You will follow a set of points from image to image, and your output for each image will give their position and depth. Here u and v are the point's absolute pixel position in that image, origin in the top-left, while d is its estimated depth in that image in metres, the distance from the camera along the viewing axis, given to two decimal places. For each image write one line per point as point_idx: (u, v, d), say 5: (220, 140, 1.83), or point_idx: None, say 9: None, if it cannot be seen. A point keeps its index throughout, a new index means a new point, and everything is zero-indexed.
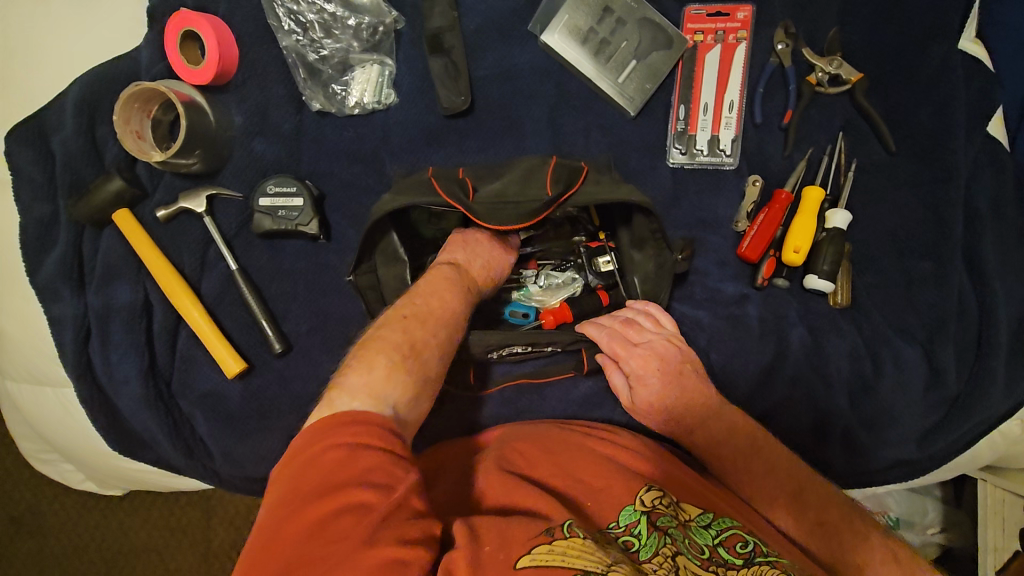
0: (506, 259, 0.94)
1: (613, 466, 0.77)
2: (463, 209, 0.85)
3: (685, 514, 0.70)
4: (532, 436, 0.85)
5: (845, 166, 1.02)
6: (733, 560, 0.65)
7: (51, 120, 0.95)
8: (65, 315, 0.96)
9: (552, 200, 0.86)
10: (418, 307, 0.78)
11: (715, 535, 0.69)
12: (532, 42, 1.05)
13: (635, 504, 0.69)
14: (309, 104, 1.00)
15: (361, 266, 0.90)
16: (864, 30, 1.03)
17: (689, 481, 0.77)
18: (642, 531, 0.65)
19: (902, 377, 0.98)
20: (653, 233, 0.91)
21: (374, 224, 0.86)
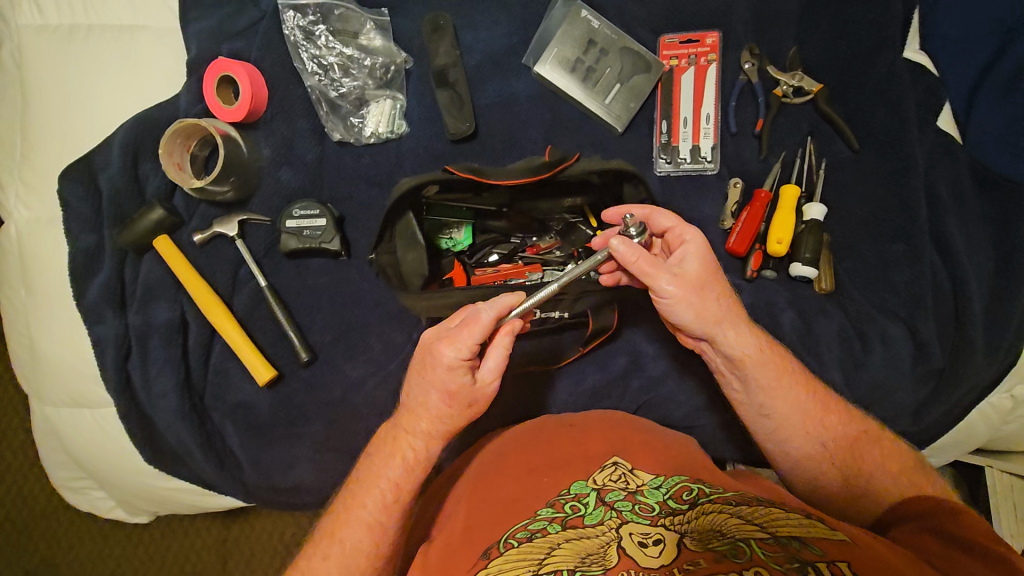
0: (486, 389, 0.78)
1: (547, 469, 0.77)
2: (477, 179, 0.98)
3: (636, 480, 0.72)
4: (500, 443, 0.86)
5: (816, 166, 1.13)
6: (680, 507, 0.67)
7: (98, 159, 1.06)
8: (108, 335, 1.03)
9: (550, 169, 1.00)
10: (346, 500, 0.81)
11: (665, 490, 0.70)
12: (526, 73, 1.17)
13: (587, 480, 0.72)
14: (331, 135, 1.12)
15: (381, 245, 0.98)
16: (820, 48, 1.16)
17: (648, 450, 0.79)
18: (589, 503, 0.69)
19: (890, 352, 1.04)
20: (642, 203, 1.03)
21: (398, 198, 0.97)
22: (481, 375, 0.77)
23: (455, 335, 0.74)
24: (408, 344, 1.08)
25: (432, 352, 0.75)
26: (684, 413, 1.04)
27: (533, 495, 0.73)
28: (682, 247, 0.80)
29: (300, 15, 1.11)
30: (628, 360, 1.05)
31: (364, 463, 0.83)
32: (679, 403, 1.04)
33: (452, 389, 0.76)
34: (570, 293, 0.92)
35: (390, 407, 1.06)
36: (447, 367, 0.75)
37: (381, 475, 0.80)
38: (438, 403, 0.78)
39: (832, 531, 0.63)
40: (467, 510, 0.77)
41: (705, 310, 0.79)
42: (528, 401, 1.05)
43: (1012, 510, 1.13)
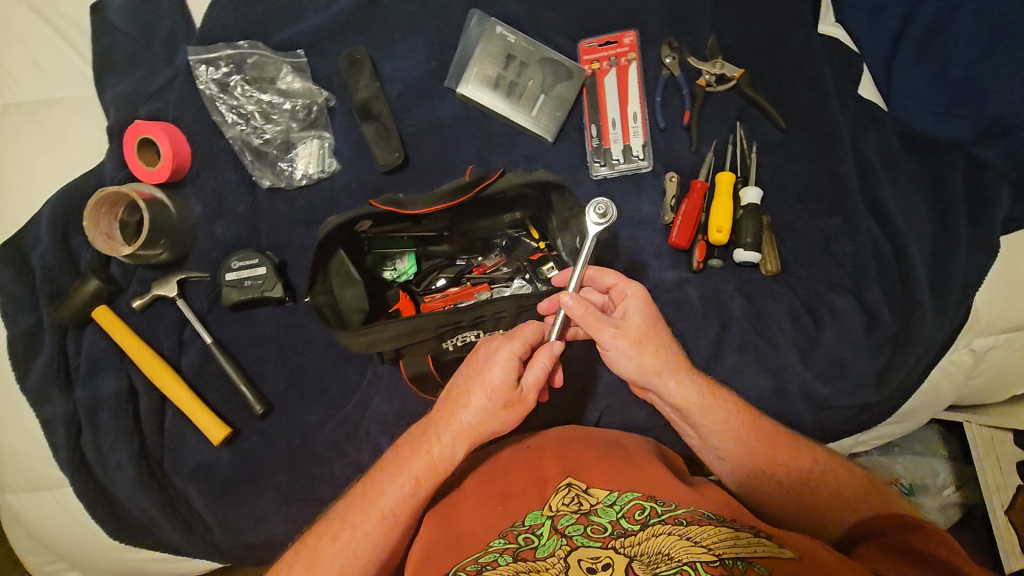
0: (525, 402, 0.78)
1: (514, 495, 0.76)
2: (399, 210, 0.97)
3: (590, 499, 0.72)
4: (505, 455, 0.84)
5: (748, 150, 1.13)
6: (631, 528, 0.67)
7: (28, 239, 1.05)
8: (57, 414, 1.01)
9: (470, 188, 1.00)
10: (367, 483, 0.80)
11: (618, 508, 0.70)
12: (450, 95, 1.17)
13: (542, 508, 0.72)
14: (260, 183, 1.11)
15: (315, 287, 0.98)
16: (736, 34, 1.17)
17: (609, 464, 0.78)
18: (542, 534, 0.69)
19: (842, 325, 1.04)
20: (571, 210, 1.05)
21: (328, 235, 0.96)
22: (525, 379, 0.77)
23: (516, 335, 0.79)
24: (363, 382, 1.07)
25: (493, 346, 0.79)
26: (647, 414, 1.03)
27: (487, 527, 0.73)
28: (625, 301, 0.83)
29: (213, 68, 1.11)
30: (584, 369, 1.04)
31: (375, 470, 0.81)
32: (640, 404, 1.04)
33: (496, 386, 0.76)
34: (508, 310, 0.90)
35: (352, 448, 1.05)
36: (500, 360, 0.77)
37: (392, 476, 0.79)
38: (481, 399, 0.77)
39: (780, 547, 0.66)
40: (438, 519, 0.77)
41: (646, 363, 0.82)
42: None
43: (996, 463, 1.11)
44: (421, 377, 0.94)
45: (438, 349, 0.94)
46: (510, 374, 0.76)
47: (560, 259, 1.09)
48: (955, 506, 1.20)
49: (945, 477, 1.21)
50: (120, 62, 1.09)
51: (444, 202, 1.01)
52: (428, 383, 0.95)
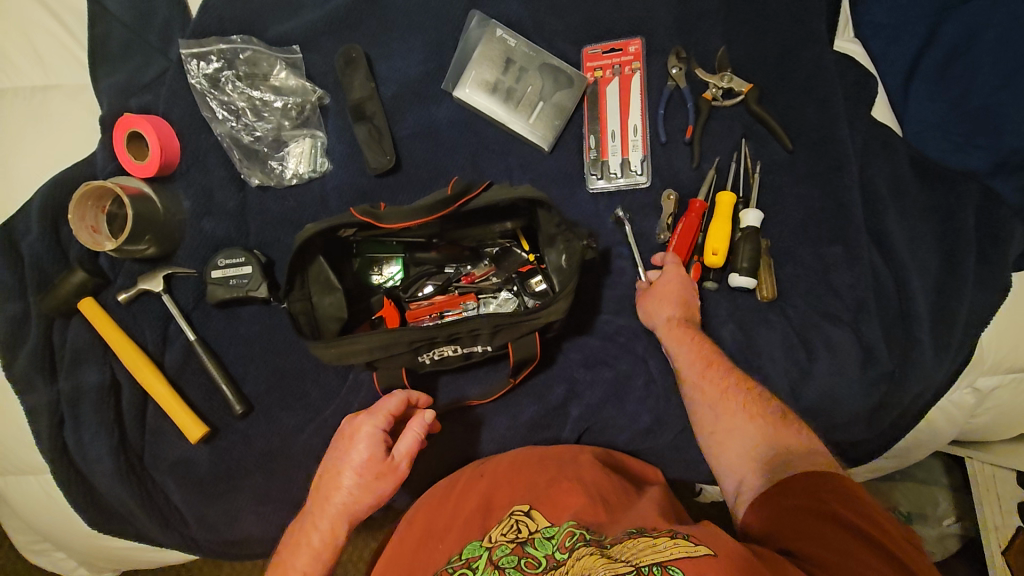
0: (398, 472, 0.78)
1: (448, 532, 0.74)
2: (375, 220, 0.93)
3: (530, 527, 0.68)
4: (436, 497, 0.83)
5: (751, 169, 1.09)
6: (563, 557, 0.63)
7: (19, 227, 1.05)
8: (40, 403, 1.02)
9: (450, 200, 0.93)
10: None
11: (554, 539, 0.66)
12: (447, 98, 1.15)
13: (481, 539, 0.68)
14: (249, 181, 1.10)
15: (293, 293, 0.97)
16: (746, 47, 1.13)
17: (555, 489, 0.75)
18: (477, 567, 0.65)
19: (837, 358, 1.00)
20: (558, 226, 0.98)
21: (301, 247, 0.93)
22: (395, 449, 0.78)
23: (374, 409, 0.80)
24: (343, 388, 1.06)
25: (353, 424, 0.79)
26: (628, 438, 1.00)
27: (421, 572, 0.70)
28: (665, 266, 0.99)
29: (205, 63, 1.10)
30: (566, 388, 1.02)
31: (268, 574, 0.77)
32: (621, 428, 1.01)
33: (362, 462, 0.77)
34: (485, 327, 0.87)
35: None
36: (362, 437, 0.78)
37: (289, 567, 0.75)
38: (349, 479, 0.77)
39: (699, 548, 0.60)
40: None
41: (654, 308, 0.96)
42: (467, 438, 1.01)
43: (995, 501, 1.06)
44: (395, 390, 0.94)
45: (413, 363, 0.93)
46: (375, 447, 0.77)
47: (550, 275, 1.04)
48: (955, 537, 1.16)
49: (945, 508, 1.17)
50: (114, 51, 1.09)
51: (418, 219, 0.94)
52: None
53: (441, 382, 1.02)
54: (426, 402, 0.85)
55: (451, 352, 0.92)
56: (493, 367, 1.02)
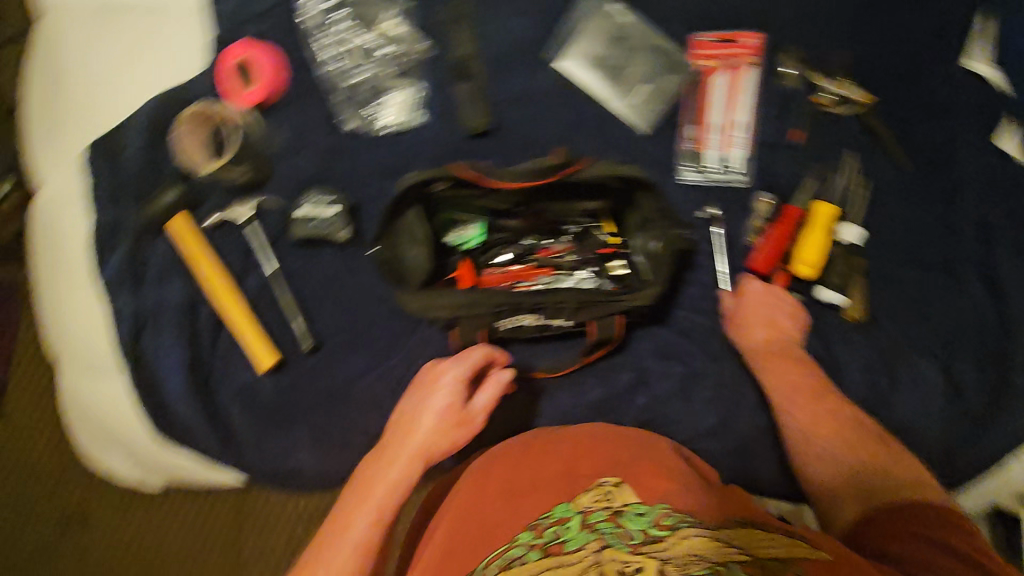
0: (472, 423, 0.84)
1: (530, 486, 0.73)
2: (481, 179, 0.95)
3: (622, 499, 0.69)
4: (505, 448, 0.82)
5: (856, 184, 1.06)
6: (661, 534, 0.64)
7: (122, 137, 1.09)
8: (124, 309, 1.06)
9: (557, 168, 0.95)
10: (343, 508, 0.76)
11: (649, 518, 0.67)
12: (548, 66, 1.11)
13: (571, 501, 0.70)
14: (344, 124, 1.11)
15: (383, 238, 0.98)
16: (868, 56, 1.09)
17: (641, 462, 0.74)
18: (571, 528, 0.67)
19: (919, 389, 0.98)
20: (659, 211, 0.98)
21: (400, 194, 0.96)
22: (474, 401, 0.85)
23: (456, 362, 0.86)
24: (411, 340, 1.08)
25: (435, 373, 0.85)
26: (690, 434, 0.99)
27: (506, 519, 0.71)
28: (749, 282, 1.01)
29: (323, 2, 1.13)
30: (634, 376, 1.01)
31: (343, 499, 0.77)
32: (684, 424, 1.00)
33: (444, 407, 0.82)
34: (571, 300, 0.87)
35: (392, 401, 1.06)
36: (446, 383, 0.83)
37: (368, 495, 0.76)
38: (429, 424, 0.81)
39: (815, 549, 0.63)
40: (445, 524, 0.75)
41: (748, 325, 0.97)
42: (528, 409, 1.01)
43: None
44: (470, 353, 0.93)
45: (492, 327, 0.91)
46: (455, 396, 0.82)
47: (636, 260, 1.04)
48: None
49: None
50: None
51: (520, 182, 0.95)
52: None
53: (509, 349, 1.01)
54: (504, 362, 0.90)
55: (530, 321, 0.91)
56: (561, 343, 1.01)
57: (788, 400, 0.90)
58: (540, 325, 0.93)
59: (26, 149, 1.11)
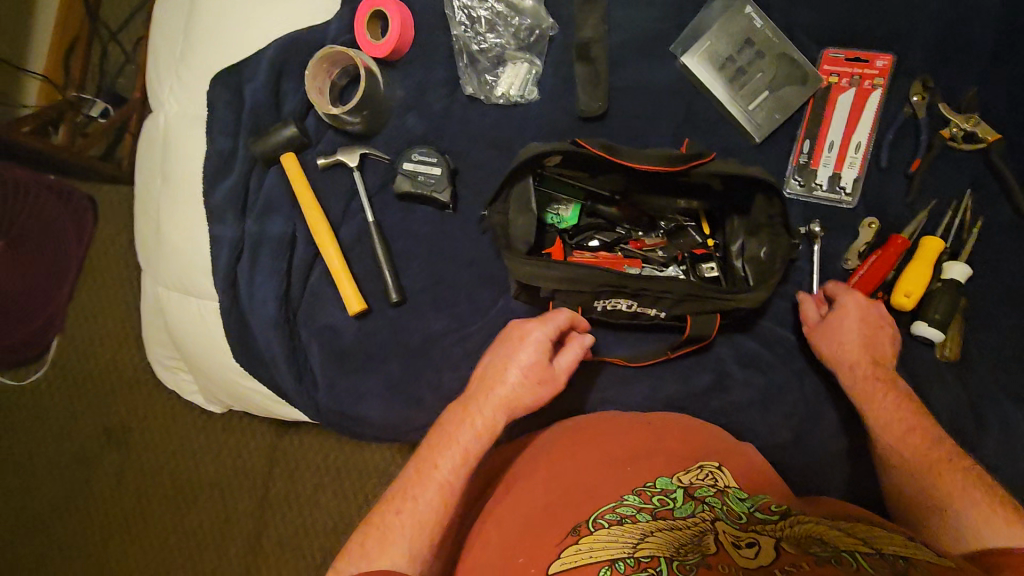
0: (557, 381, 0.85)
1: (632, 460, 0.78)
2: (607, 157, 0.95)
3: (724, 482, 0.76)
4: (598, 424, 0.87)
5: (968, 224, 1.03)
6: (769, 517, 0.69)
7: (247, 71, 1.12)
8: (226, 235, 1.10)
9: (685, 161, 0.94)
10: (432, 445, 0.80)
11: (751, 505, 0.72)
12: (672, 61, 1.12)
13: (673, 477, 0.75)
14: (463, 88, 1.13)
15: (495, 205, 1.00)
16: (1004, 95, 1.05)
17: (733, 458, 0.82)
18: (676, 498, 0.71)
19: (1009, 440, 0.95)
20: (770, 218, 0.99)
21: (522, 163, 0.95)
22: (558, 361, 0.86)
23: (543, 319, 0.86)
24: (493, 309, 1.09)
25: (523, 328, 0.85)
26: (760, 447, 0.99)
27: (605, 482, 0.75)
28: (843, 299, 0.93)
29: None
30: (713, 379, 1.01)
31: (426, 444, 0.81)
32: (756, 433, 0.99)
33: (530, 364, 0.82)
34: (676, 292, 0.91)
35: (466, 365, 1.08)
36: (532, 341, 0.84)
37: (454, 439, 0.80)
38: (515, 378, 0.82)
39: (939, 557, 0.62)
40: (541, 477, 0.79)
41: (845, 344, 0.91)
42: (601, 395, 1.02)
43: None
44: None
45: (588, 305, 0.96)
46: (541, 354, 0.83)
47: (733, 265, 1.03)
48: None
49: None
50: None
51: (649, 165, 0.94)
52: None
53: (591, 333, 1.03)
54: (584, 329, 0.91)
55: (625, 305, 0.95)
56: (646, 335, 1.03)
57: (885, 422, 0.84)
58: (634, 312, 0.96)
59: (160, 77, 1.18)
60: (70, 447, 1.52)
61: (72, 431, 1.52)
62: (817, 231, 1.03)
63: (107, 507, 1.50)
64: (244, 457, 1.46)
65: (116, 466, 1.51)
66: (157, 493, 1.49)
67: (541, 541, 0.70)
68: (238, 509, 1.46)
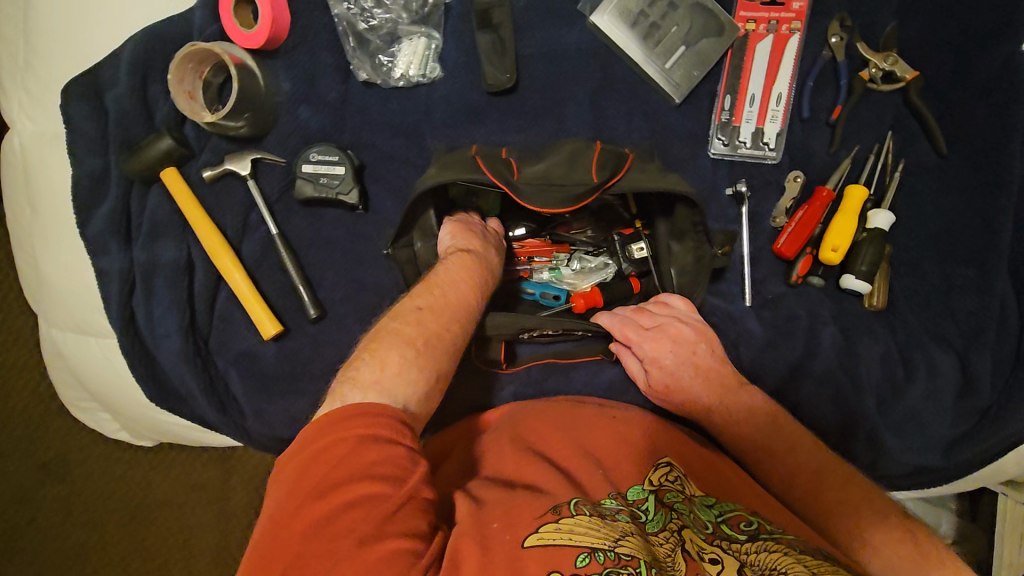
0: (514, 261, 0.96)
1: (609, 453, 0.80)
2: (507, 188, 0.85)
3: (690, 487, 0.76)
4: (571, 414, 0.87)
5: (891, 167, 1.02)
6: (736, 535, 0.69)
7: (104, 77, 0.98)
8: (112, 268, 0.99)
9: (598, 186, 0.85)
10: (447, 280, 0.83)
11: (718, 514, 0.72)
12: (581, 22, 1.04)
13: (644, 484, 0.75)
14: (356, 74, 1.02)
15: (398, 241, 0.95)
16: (921, 28, 1.02)
17: (693, 454, 0.83)
18: (648, 509, 0.71)
19: (934, 382, 0.98)
20: (694, 226, 0.91)
21: (416, 198, 0.88)
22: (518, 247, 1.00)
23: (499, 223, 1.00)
24: None
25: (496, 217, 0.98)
26: None
27: (588, 471, 0.76)
28: (653, 347, 0.88)
29: None
30: None
31: (437, 286, 0.82)
32: None
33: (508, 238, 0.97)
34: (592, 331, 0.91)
35: None
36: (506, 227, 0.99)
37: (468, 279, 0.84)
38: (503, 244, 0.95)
39: None
40: (517, 467, 0.78)
41: (683, 383, 0.88)
42: (541, 387, 1.00)
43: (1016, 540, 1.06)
44: (495, 361, 0.95)
45: (513, 338, 0.94)
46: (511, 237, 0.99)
47: (665, 270, 0.96)
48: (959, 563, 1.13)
49: (947, 530, 1.15)
50: None
51: (567, 207, 0.85)
52: (494, 363, 0.96)
53: (519, 348, 0.98)
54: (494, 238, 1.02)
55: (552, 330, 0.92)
56: (581, 340, 0.97)
57: (767, 442, 0.82)
58: (560, 333, 0.93)
59: (4, 89, 1.02)
60: (5, 488, 1.41)
61: (4, 471, 1.41)
62: (744, 194, 0.99)
63: (55, 545, 1.41)
64: (195, 476, 1.39)
65: (58, 502, 1.41)
66: (105, 524, 1.41)
67: (517, 515, 0.68)
68: (196, 529, 1.40)
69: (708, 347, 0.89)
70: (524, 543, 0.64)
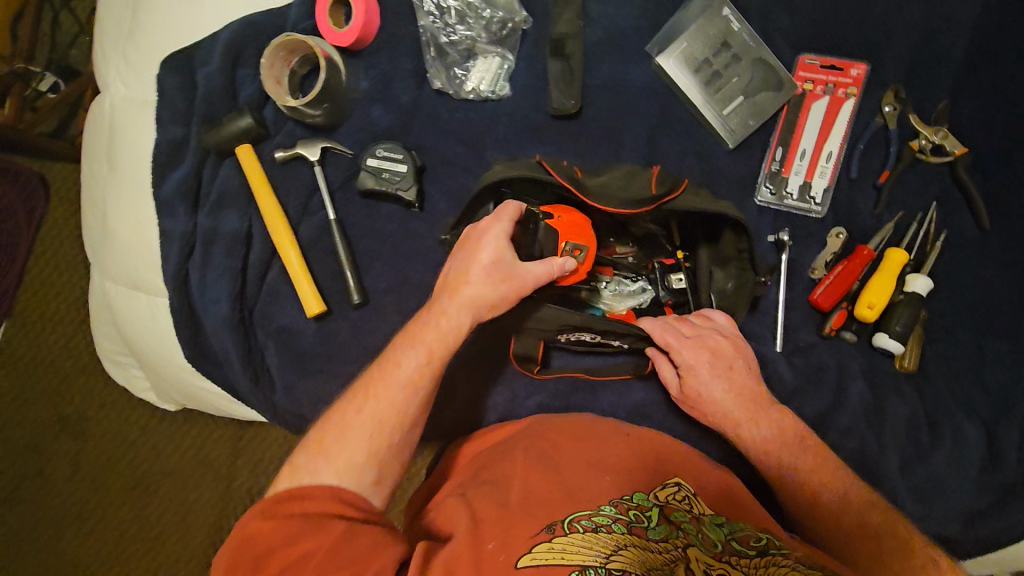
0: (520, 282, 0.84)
1: (609, 463, 0.79)
2: (571, 188, 0.90)
3: (699, 506, 0.76)
4: (577, 429, 0.87)
5: (933, 236, 1.04)
6: (746, 551, 0.69)
7: (201, 55, 1.06)
8: (177, 230, 1.05)
9: (657, 197, 0.90)
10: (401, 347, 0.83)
11: (728, 532, 0.73)
12: (647, 61, 1.09)
13: (649, 495, 0.75)
14: (431, 82, 1.08)
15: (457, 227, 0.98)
16: (974, 108, 1.06)
17: (707, 477, 0.83)
18: (652, 517, 0.72)
19: (959, 451, 0.97)
20: (739, 252, 0.96)
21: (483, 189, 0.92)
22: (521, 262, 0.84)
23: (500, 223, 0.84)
24: None
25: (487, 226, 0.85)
26: (722, 457, 0.98)
27: (595, 485, 0.76)
28: (693, 355, 0.90)
29: None
30: None
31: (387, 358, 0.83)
32: (716, 443, 0.99)
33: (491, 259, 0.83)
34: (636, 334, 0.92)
35: None
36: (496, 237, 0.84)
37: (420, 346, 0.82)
38: (479, 273, 0.83)
39: None
40: (523, 471, 0.78)
41: (717, 397, 0.88)
42: (566, 402, 1.01)
43: None
44: (526, 359, 0.97)
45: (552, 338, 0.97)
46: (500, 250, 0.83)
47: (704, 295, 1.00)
48: None
49: None
50: None
51: (627, 209, 0.90)
52: (530, 364, 0.98)
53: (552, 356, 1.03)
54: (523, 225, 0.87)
55: (589, 338, 0.96)
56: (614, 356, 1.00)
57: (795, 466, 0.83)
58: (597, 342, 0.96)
59: (106, 55, 1.10)
60: (20, 435, 1.44)
61: (22, 419, 1.44)
62: (785, 241, 1.02)
63: (57, 500, 1.43)
64: (205, 450, 1.41)
65: (68, 457, 1.43)
66: (109, 487, 1.43)
67: (516, 529, 0.70)
68: (198, 503, 1.41)
69: (744, 363, 0.91)
70: (517, 561, 0.67)
